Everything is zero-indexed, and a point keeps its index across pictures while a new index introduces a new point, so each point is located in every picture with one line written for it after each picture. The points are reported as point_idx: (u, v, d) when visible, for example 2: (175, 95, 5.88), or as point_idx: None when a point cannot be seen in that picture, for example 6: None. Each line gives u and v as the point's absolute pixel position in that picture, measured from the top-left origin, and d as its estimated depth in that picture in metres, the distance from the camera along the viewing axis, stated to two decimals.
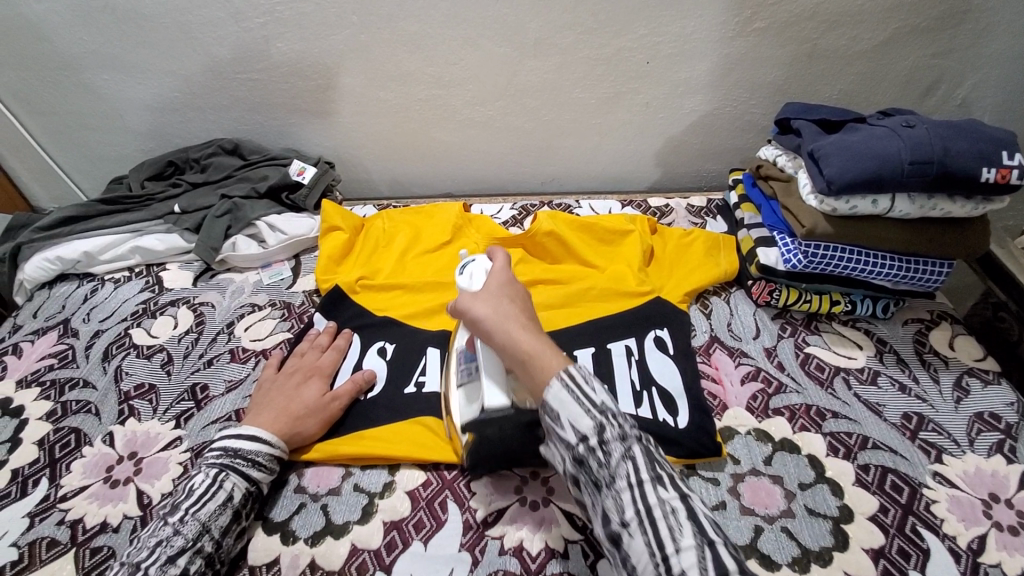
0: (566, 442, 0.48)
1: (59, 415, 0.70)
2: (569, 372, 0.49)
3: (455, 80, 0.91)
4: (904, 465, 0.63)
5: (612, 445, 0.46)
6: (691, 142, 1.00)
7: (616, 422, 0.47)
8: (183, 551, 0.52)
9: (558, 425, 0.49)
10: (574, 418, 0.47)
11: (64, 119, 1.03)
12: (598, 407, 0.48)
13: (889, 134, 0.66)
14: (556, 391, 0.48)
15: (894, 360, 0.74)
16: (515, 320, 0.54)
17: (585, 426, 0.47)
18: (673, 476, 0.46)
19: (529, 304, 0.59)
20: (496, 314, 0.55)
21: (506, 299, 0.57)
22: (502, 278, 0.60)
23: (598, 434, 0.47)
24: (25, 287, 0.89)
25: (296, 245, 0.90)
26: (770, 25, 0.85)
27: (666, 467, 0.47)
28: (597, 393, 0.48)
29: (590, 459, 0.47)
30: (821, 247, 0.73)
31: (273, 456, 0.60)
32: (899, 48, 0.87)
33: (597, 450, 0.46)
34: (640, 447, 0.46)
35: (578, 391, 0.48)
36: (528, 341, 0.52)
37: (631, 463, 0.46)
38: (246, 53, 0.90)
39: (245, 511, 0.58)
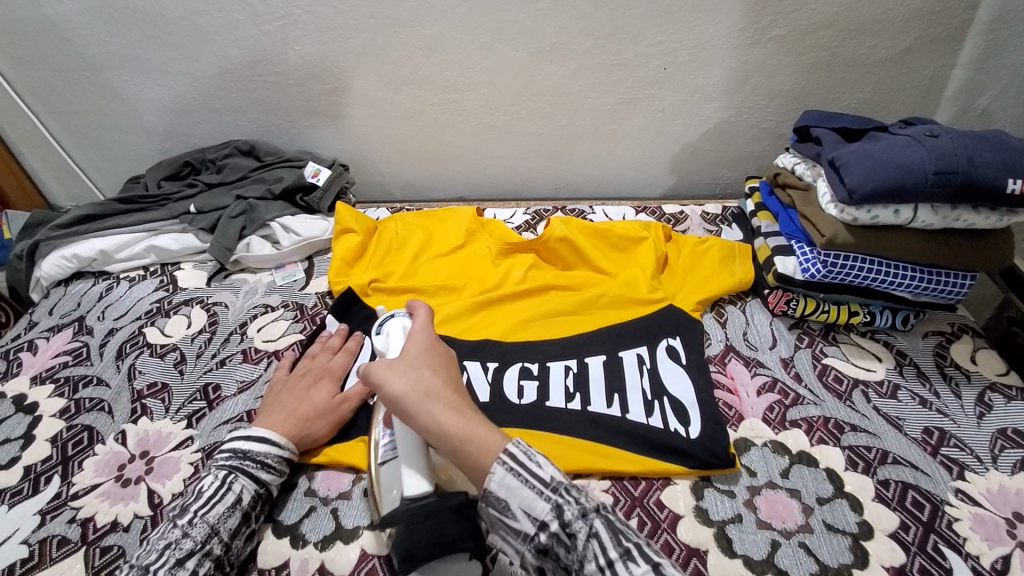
0: (525, 534, 0.44)
1: (73, 412, 0.70)
2: (510, 451, 0.45)
3: (471, 84, 0.91)
4: (925, 481, 0.62)
5: (574, 525, 0.43)
6: (707, 149, 0.99)
7: (571, 497, 0.44)
8: (192, 554, 0.50)
9: (514, 515, 0.44)
10: (527, 504, 0.43)
11: (83, 118, 1.04)
12: (550, 484, 0.44)
13: (911, 144, 0.65)
14: (501, 477, 0.44)
15: (915, 373, 0.73)
16: (440, 397, 0.49)
17: (541, 511, 0.43)
18: (642, 546, 0.43)
19: (451, 366, 0.54)
20: (419, 392, 0.49)
21: (428, 370, 0.51)
22: (422, 345, 0.54)
23: (557, 516, 0.43)
24: (41, 284, 0.90)
25: (309, 247, 0.90)
26: (790, 32, 0.84)
27: (635, 538, 0.43)
28: (543, 467, 0.44)
29: (555, 546, 0.43)
30: (841, 257, 0.71)
31: (281, 458, 0.60)
32: (920, 57, 0.87)
33: (560, 533, 0.43)
34: (601, 520, 0.43)
35: (525, 474, 0.44)
36: (460, 425, 0.47)
37: (596, 541, 0.42)
38: (264, 56, 0.90)
39: (253, 514, 0.57)
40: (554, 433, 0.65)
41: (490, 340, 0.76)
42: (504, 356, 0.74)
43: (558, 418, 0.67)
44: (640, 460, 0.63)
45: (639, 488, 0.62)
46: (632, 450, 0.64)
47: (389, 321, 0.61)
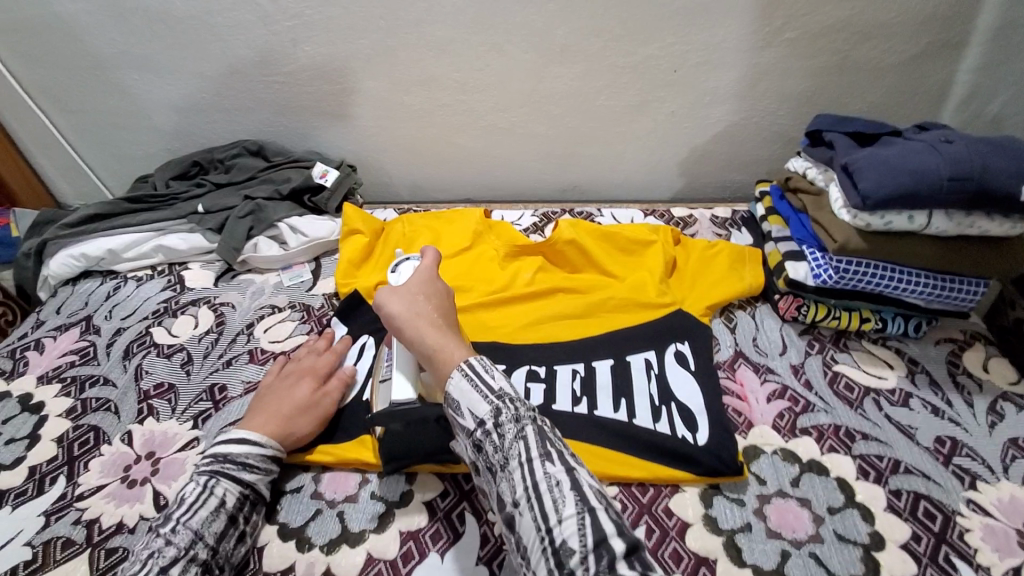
0: (466, 428, 0.51)
1: (79, 412, 0.70)
2: (471, 364, 0.53)
3: (480, 86, 0.91)
4: (937, 491, 0.61)
5: (506, 427, 0.49)
6: (716, 152, 0.98)
7: (512, 406, 0.50)
8: (177, 561, 0.50)
9: (460, 411, 0.51)
10: (472, 404, 0.51)
11: (92, 117, 1.04)
12: (496, 393, 0.51)
13: (926, 150, 0.65)
14: (457, 380, 0.52)
15: (927, 381, 0.72)
16: (426, 320, 0.57)
17: (483, 412, 0.50)
18: (566, 455, 0.48)
19: (447, 299, 0.62)
20: (409, 312, 0.58)
21: (423, 297, 0.60)
22: (423, 276, 0.63)
23: (494, 418, 0.49)
24: (49, 283, 0.90)
25: (317, 248, 0.90)
26: (802, 35, 0.83)
27: (560, 447, 0.49)
28: (495, 380, 0.52)
29: (487, 442, 0.50)
30: (852, 263, 0.70)
31: (263, 456, 0.59)
32: (933, 61, 0.86)
33: (493, 432, 0.49)
34: (534, 429, 0.49)
35: (476, 380, 0.51)
36: (436, 340, 0.55)
37: (523, 442, 0.48)
38: (272, 55, 0.90)
39: (241, 515, 0.56)
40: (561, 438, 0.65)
41: (496, 343, 0.75)
42: (510, 358, 0.74)
43: (565, 422, 0.66)
44: (648, 467, 0.62)
45: (647, 495, 0.61)
46: (639, 456, 0.63)
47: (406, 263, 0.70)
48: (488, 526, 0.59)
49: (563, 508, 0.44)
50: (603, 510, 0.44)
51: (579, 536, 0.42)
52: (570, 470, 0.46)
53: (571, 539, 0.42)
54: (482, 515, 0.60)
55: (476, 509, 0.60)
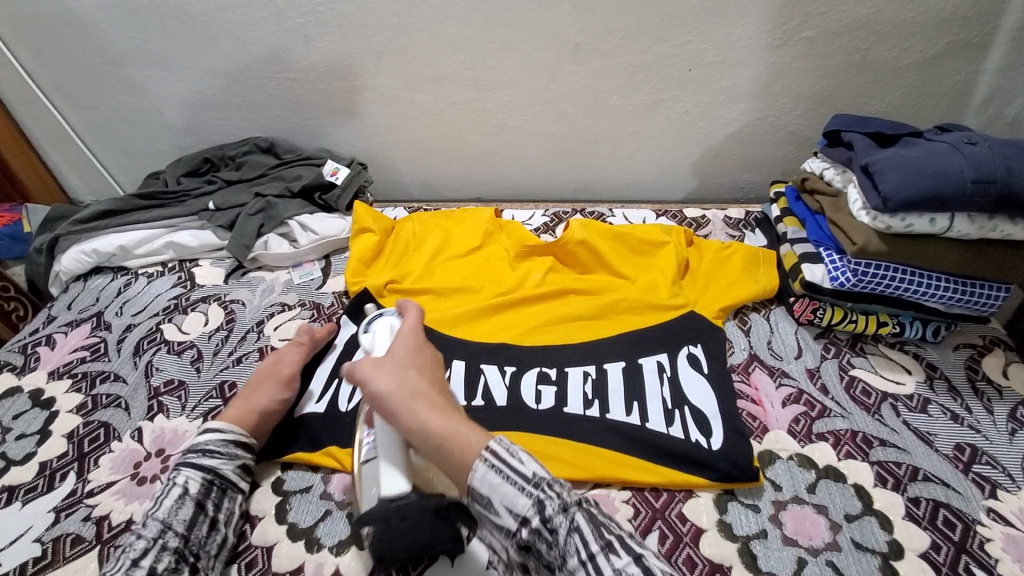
0: (507, 528, 0.45)
1: (90, 408, 0.70)
2: (492, 449, 0.46)
3: (492, 84, 0.90)
4: (957, 499, 0.59)
5: (554, 521, 0.43)
6: (730, 153, 0.97)
7: (553, 492, 0.45)
8: (148, 552, 0.50)
9: (496, 511, 0.45)
10: (508, 500, 0.44)
11: (105, 113, 1.04)
12: (531, 480, 0.45)
13: (948, 151, 0.63)
14: (483, 474, 0.45)
15: (945, 387, 0.70)
16: (424, 398, 0.51)
17: (522, 506, 0.44)
18: (624, 538, 0.43)
19: (437, 369, 0.57)
20: (403, 391, 0.51)
21: (414, 371, 0.54)
22: (408, 348, 0.57)
23: (538, 512, 0.44)
24: (61, 279, 0.90)
25: (327, 246, 0.90)
26: (820, 34, 0.82)
27: (616, 530, 0.44)
28: (525, 463, 0.45)
29: (537, 541, 0.44)
30: (871, 266, 0.69)
31: (223, 441, 0.59)
32: (954, 61, 0.84)
33: (541, 528, 0.44)
34: (583, 514, 0.44)
35: (506, 470, 0.45)
36: (441, 425, 0.48)
37: (578, 535, 0.43)
38: (284, 53, 0.90)
39: (210, 502, 0.56)
40: (572, 441, 0.64)
41: (506, 344, 0.75)
42: (522, 360, 0.73)
43: (576, 425, 0.66)
44: (661, 471, 0.62)
45: (660, 499, 0.61)
46: (652, 460, 0.63)
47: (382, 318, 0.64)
48: None
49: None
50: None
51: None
52: (638, 559, 0.42)
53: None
54: None
55: None
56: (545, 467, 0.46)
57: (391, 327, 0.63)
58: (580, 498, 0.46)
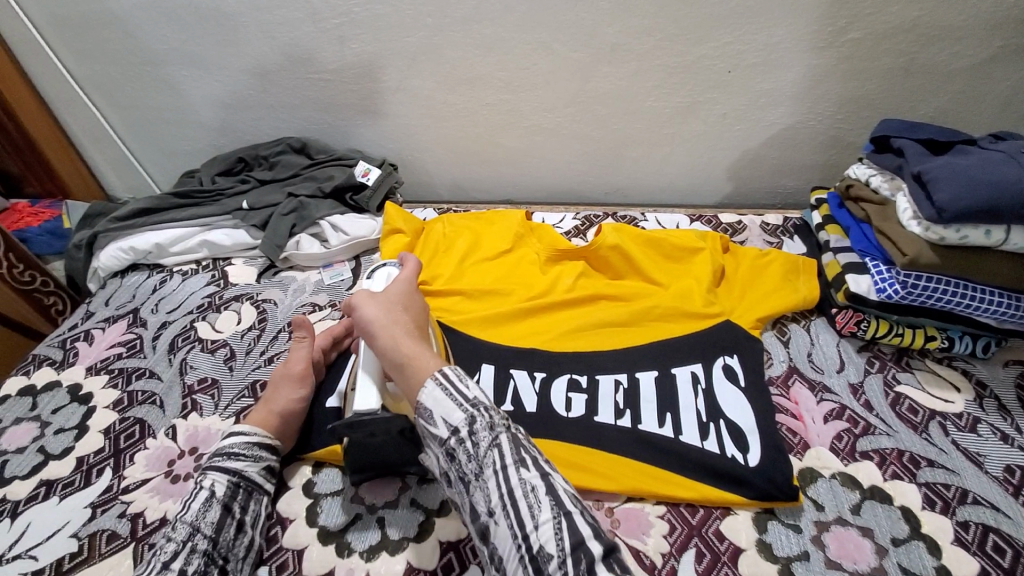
0: (439, 438, 0.48)
1: (126, 404, 0.71)
2: (448, 372, 0.49)
3: (525, 85, 0.89)
4: (1009, 525, 0.57)
5: (480, 435, 0.46)
6: (769, 157, 0.94)
7: (487, 413, 0.47)
8: (178, 554, 0.50)
9: (431, 421, 0.48)
10: (445, 413, 0.47)
11: (142, 112, 1.06)
12: (471, 401, 0.48)
13: (1006, 160, 0.60)
14: (430, 389, 0.48)
15: (997, 407, 0.67)
16: (402, 327, 0.55)
17: (456, 420, 0.47)
18: (539, 462, 0.46)
19: (425, 315, 0.61)
20: (384, 319, 0.55)
21: (400, 307, 0.57)
22: (402, 287, 0.60)
23: (468, 425, 0.47)
24: (98, 275, 0.92)
25: (357, 246, 0.90)
26: (868, 35, 0.79)
27: (533, 454, 0.47)
28: (470, 388, 0.48)
29: (460, 451, 0.47)
30: (921, 278, 0.66)
31: (248, 443, 0.59)
32: (1011, 63, 0.80)
33: (469, 442, 0.46)
34: (508, 435, 0.47)
35: (450, 389, 0.48)
36: (411, 350, 0.52)
37: (497, 450, 0.46)
38: (318, 53, 0.90)
39: (237, 504, 0.56)
40: (604, 451, 0.63)
41: (536, 350, 0.74)
42: (552, 366, 0.72)
43: (608, 435, 0.64)
44: (696, 487, 0.60)
45: (696, 516, 0.59)
46: (686, 475, 0.61)
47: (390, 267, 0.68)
48: None
49: (539, 512, 0.43)
50: (580, 513, 0.44)
51: (557, 539, 0.42)
52: (545, 475, 0.45)
53: (548, 543, 0.42)
54: None
55: None
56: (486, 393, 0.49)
57: (389, 275, 0.67)
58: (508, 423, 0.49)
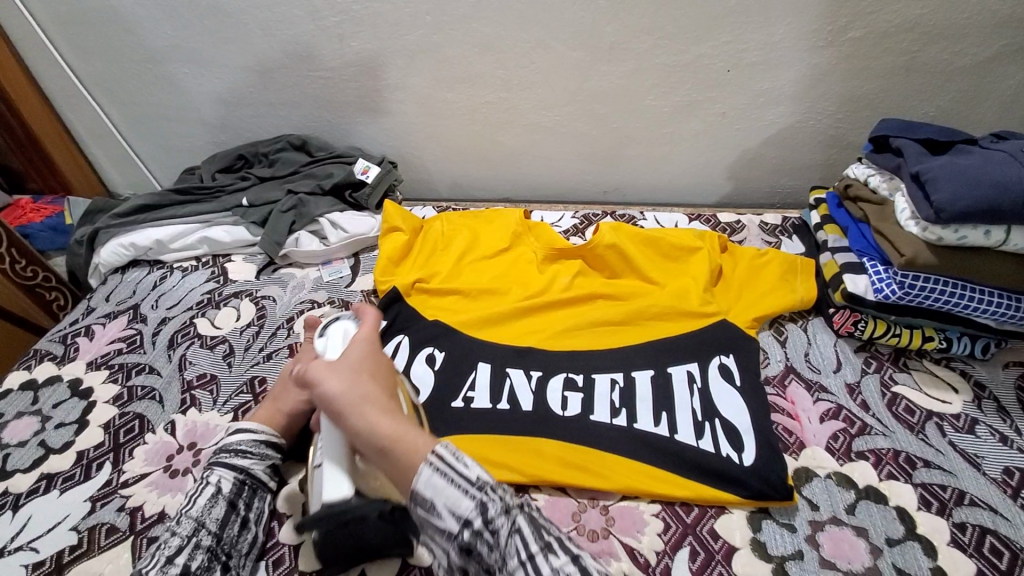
0: (447, 532, 0.43)
1: (125, 400, 0.72)
2: (440, 453, 0.45)
3: (524, 83, 0.89)
4: (1005, 526, 0.57)
5: (498, 523, 0.43)
6: (768, 157, 0.94)
7: (497, 495, 0.44)
8: (182, 550, 0.51)
9: (436, 514, 0.44)
10: (451, 503, 0.43)
11: (143, 109, 1.06)
12: (475, 483, 0.44)
13: (1007, 161, 0.60)
14: (428, 477, 0.44)
15: (994, 408, 0.67)
16: (374, 400, 0.49)
17: (465, 509, 0.43)
18: (561, 539, 0.45)
19: (392, 372, 0.55)
20: (350, 394, 0.49)
21: (365, 375, 0.51)
22: (363, 350, 0.54)
23: (480, 514, 0.43)
24: (99, 271, 0.92)
25: (356, 244, 0.90)
26: (868, 34, 0.79)
27: (551, 532, 0.46)
28: (471, 467, 0.45)
29: (478, 544, 0.43)
30: (919, 278, 0.66)
31: (255, 441, 0.60)
32: (1011, 63, 0.80)
33: (483, 532, 0.43)
34: (524, 516, 0.45)
35: (452, 474, 0.44)
36: (390, 427, 0.47)
37: (519, 537, 0.44)
38: (318, 51, 0.91)
39: (242, 501, 0.57)
40: (599, 450, 0.63)
41: (533, 348, 0.74)
42: (549, 365, 0.72)
43: (603, 434, 0.64)
44: (693, 485, 0.60)
45: (691, 515, 0.59)
46: (682, 473, 0.61)
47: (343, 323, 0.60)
48: None
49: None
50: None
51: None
52: (573, 557, 0.44)
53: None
54: None
55: None
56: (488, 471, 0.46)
57: (346, 331, 0.59)
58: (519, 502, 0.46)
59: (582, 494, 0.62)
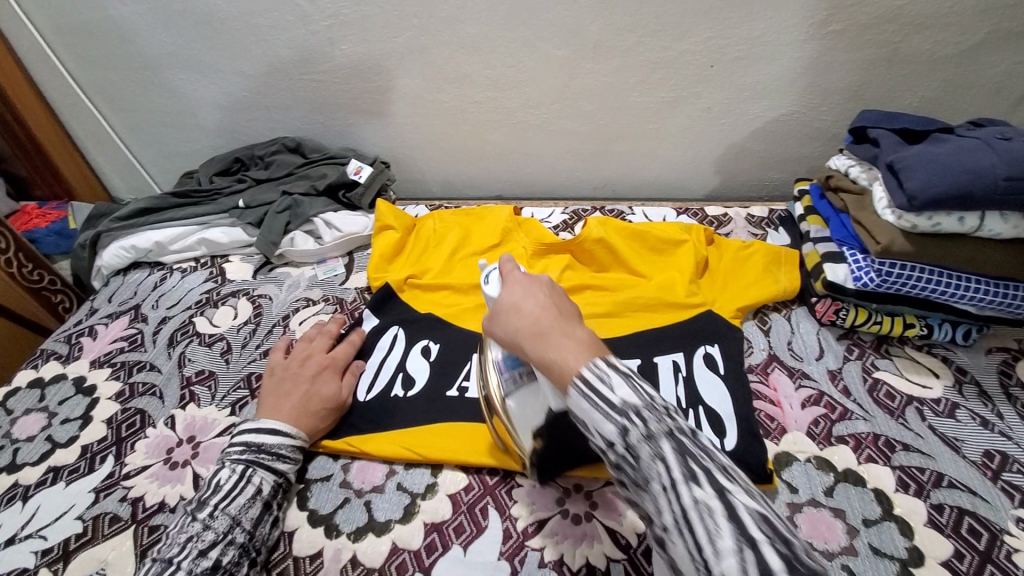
0: (597, 446, 0.42)
1: (127, 396, 0.74)
2: (582, 376, 0.41)
3: (511, 82, 0.91)
4: (984, 508, 0.58)
5: (639, 448, 0.39)
6: (753, 150, 0.96)
7: (642, 421, 0.39)
8: (215, 544, 0.54)
9: (586, 429, 0.42)
10: (596, 426, 0.41)
11: (143, 116, 1.09)
12: (618, 408, 0.40)
13: (980, 148, 0.61)
14: (575, 400, 0.42)
15: (975, 392, 0.68)
16: (525, 330, 0.47)
17: (609, 432, 0.40)
18: (715, 474, 0.37)
19: (558, 295, 0.51)
20: (509, 332, 0.49)
21: (515, 305, 0.50)
22: (513, 283, 0.53)
23: (623, 439, 0.40)
24: (102, 273, 0.95)
25: (350, 243, 0.92)
26: (849, 27, 0.80)
27: (708, 463, 0.38)
28: (615, 390, 0.40)
29: (623, 463, 0.41)
30: (896, 266, 0.67)
31: (295, 447, 0.63)
32: (994, 51, 0.81)
33: (625, 455, 0.40)
34: (670, 443, 0.38)
35: (593, 397, 0.41)
36: (541, 353, 0.45)
37: (662, 465, 0.38)
38: (311, 55, 0.93)
39: (275, 501, 0.60)
40: None
41: None
42: None
43: None
44: None
45: None
46: None
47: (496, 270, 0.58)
48: (511, 522, 0.59)
49: (720, 541, 0.35)
50: (775, 543, 0.34)
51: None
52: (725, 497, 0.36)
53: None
54: (505, 511, 0.60)
55: (499, 505, 0.61)
56: (637, 392, 0.40)
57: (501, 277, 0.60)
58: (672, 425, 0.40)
59: (567, 481, 0.62)
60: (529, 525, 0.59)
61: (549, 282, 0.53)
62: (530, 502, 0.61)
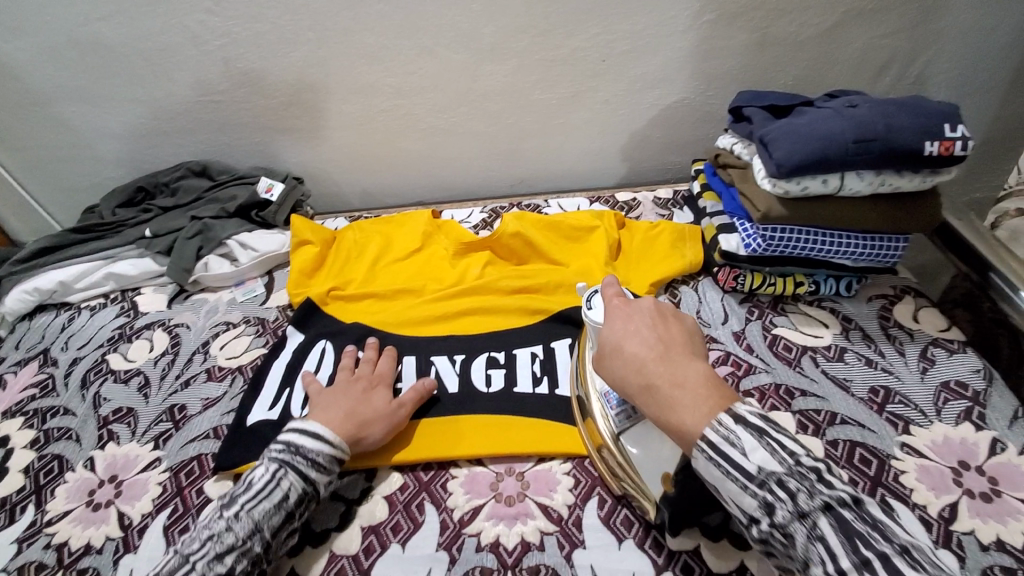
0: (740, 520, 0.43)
1: (42, 443, 0.71)
2: (708, 439, 0.42)
3: (415, 89, 0.92)
4: (873, 438, 0.64)
5: (790, 526, 0.40)
6: (653, 136, 1.01)
7: (786, 495, 0.40)
8: (232, 550, 0.51)
9: (723, 498, 0.44)
10: (735, 496, 0.42)
11: (35, 153, 1.03)
12: (757, 477, 0.41)
13: (832, 116, 0.67)
14: (704, 466, 0.43)
15: (860, 336, 0.76)
16: (637, 382, 0.48)
17: (751, 505, 0.42)
18: (890, 558, 0.37)
19: (661, 327, 0.50)
20: (620, 381, 0.49)
21: (624, 354, 0.49)
22: (619, 323, 0.52)
23: (769, 514, 0.41)
24: (6, 320, 0.90)
25: (266, 262, 0.91)
26: (719, 17, 0.86)
27: (879, 545, 0.38)
28: (752, 457, 0.41)
29: (772, 540, 0.41)
30: (778, 229, 0.73)
31: (332, 457, 0.58)
32: (847, 30, 0.89)
33: (774, 532, 0.41)
34: (828, 519, 0.39)
35: (730, 468, 0.42)
36: (656, 409, 0.46)
37: (822, 544, 0.38)
38: (209, 76, 0.91)
39: (299, 511, 0.56)
40: (516, 417, 0.68)
41: (451, 336, 0.78)
42: (469, 347, 0.77)
43: (523, 403, 0.69)
44: None
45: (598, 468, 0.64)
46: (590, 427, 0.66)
47: (596, 296, 0.59)
48: (448, 514, 0.61)
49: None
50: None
51: None
52: None
53: None
54: (442, 504, 0.62)
55: (435, 499, 0.62)
56: (775, 458, 0.41)
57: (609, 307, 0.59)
58: (826, 497, 0.40)
59: (499, 466, 0.65)
60: (465, 514, 0.61)
61: (650, 310, 0.52)
62: (465, 492, 0.63)
